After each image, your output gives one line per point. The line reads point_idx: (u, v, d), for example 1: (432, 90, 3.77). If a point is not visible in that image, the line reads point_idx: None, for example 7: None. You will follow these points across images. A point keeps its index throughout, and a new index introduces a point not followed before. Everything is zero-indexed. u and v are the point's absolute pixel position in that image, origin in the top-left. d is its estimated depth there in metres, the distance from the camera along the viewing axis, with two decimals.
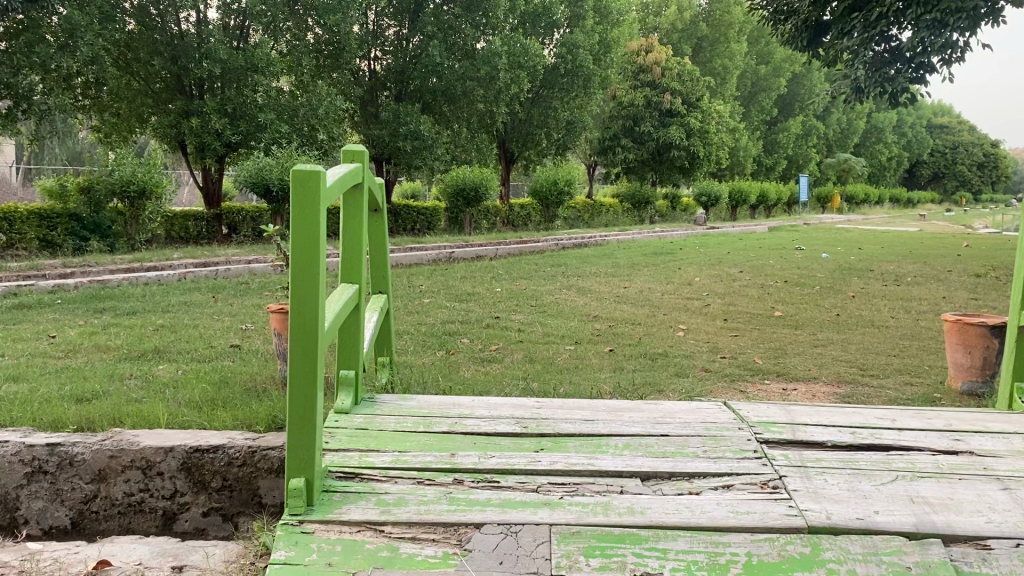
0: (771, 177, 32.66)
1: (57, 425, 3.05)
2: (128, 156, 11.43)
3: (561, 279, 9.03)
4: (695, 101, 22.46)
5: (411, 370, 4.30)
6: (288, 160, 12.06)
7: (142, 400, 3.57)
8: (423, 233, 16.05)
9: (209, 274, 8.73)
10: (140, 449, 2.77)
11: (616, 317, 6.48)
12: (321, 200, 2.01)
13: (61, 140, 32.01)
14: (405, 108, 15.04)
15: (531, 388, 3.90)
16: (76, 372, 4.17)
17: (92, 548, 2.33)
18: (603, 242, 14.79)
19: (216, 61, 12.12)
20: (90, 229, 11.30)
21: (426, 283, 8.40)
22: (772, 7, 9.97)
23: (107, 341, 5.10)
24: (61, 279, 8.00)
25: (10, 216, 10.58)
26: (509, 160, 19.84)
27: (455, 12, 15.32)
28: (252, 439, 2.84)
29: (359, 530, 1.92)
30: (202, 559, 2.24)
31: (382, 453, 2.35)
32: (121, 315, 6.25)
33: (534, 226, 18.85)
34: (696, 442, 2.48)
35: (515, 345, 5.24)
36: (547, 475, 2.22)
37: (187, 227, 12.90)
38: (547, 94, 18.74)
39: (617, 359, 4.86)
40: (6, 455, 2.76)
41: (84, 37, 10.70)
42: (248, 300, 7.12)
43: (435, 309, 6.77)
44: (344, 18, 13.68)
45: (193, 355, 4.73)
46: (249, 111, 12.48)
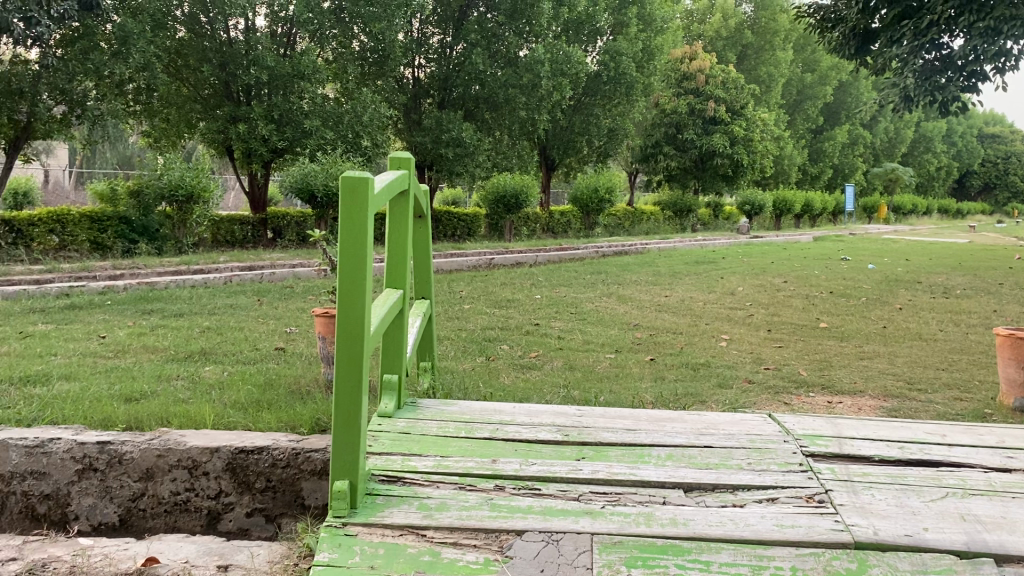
0: (815, 186, 32.26)
1: (107, 424, 3.12)
2: (177, 162, 11.69)
3: (601, 287, 9.01)
4: (740, 109, 22.21)
5: (452, 375, 4.33)
6: (334, 166, 12.20)
7: (189, 400, 3.63)
8: (463, 239, 16.08)
9: (254, 278, 8.86)
10: (187, 450, 2.82)
11: (658, 326, 6.45)
12: (369, 205, 2.03)
13: (111, 147, 32.86)
14: (446, 115, 15.14)
15: (572, 396, 3.89)
16: (125, 372, 4.26)
17: (141, 545, 2.36)
18: (644, 250, 14.74)
19: (265, 68, 12.37)
20: (139, 231, 11.50)
21: (467, 290, 8.45)
22: (819, 14, 9.94)
23: (153, 342, 5.20)
24: (110, 280, 8.17)
25: (63, 218, 10.91)
26: (550, 167, 19.91)
27: (499, 21, 15.46)
28: (296, 441, 2.88)
29: (401, 533, 1.93)
30: (246, 558, 2.26)
31: (424, 457, 2.36)
32: (168, 317, 6.37)
33: (574, 233, 18.89)
34: (740, 454, 2.45)
35: (555, 352, 5.24)
36: (589, 484, 2.22)
37: (233, 231, 13.13)
38: (589, 101, 18.71)
39: (657, 369, 4.82)
40: (58, 452, 2.82)
41: (137, 44, 11.00)
42: (292, 304, 7.20)
43: (476, 315, 6.80)
44: (389, 26, 13.76)
45: (239, 357, 4.80)
46: (296, 117, 12.73)
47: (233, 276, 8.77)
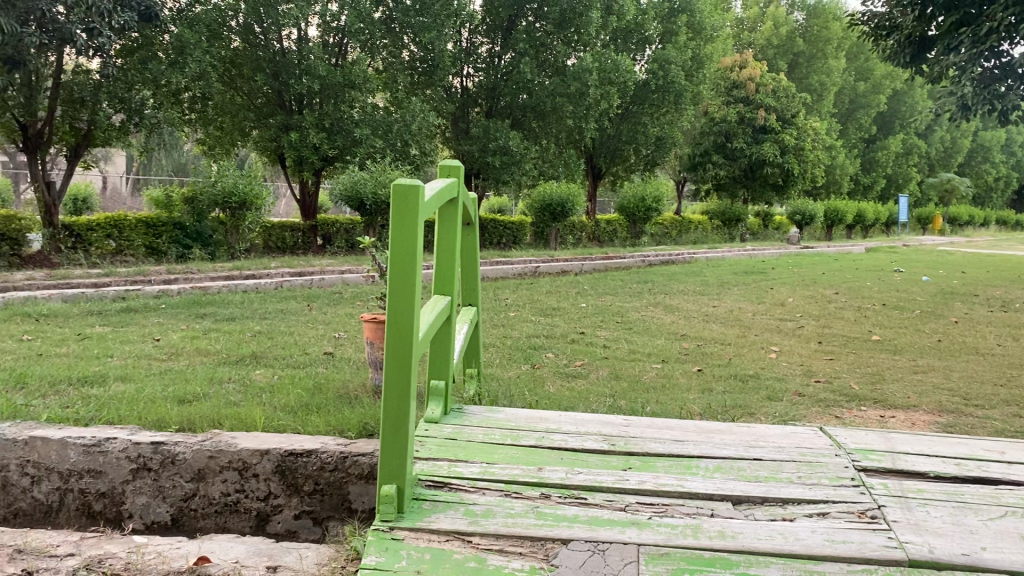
0: (868, 196, 31.68)
1: (161, 425, 3.19)
2: (231, 169, 11.93)
3: (648, 296, 8.95)
4: (791, 117, 21.90)
5: (498, 383, 4.34)
6: (382, 174, 12.34)
7: (240, 403, 3.70)
8: (509, 247, 16.08)
9: (303, 283, 8.98)
10: (238, 451, 2.87)
11: (706, 336, 6.38)
12: (419, 213, 2.07)
13: (168, 154, 33.79)
14: (494, 124, 15.24)
15: (618, 406, 3.87)
16: (179, 374, 4.35)
17: (192, 544, 2.40)
18: (691, 259, 14.61)
19: (316, 77, 12.60)
20: (193, 237, 11.74)
21: (512, 297, 8.47)
22: (873, 22, 9.80)
23: (206, 345, 5.31)
24: (164, 284, 8.36)
25: (120, 224, 11.20)
26: (596, 175, 19.89)
27: (547, 30, 15.52)
28: (344, 445, 2.91)
29: (447, 539, 1.94)
30: (295, 560, 2.29)
31: (470, 463, 2.37)
32: (221, 321, 6.50)
33: (620, 242, 18.83)
34: (790, 468, 2.42)
35: (600, 361, 5.22)
36: (636, 495, 2.20)
37: (284, 238, 13.35)
38: (637, 109, 18.62)
39: (706, 380, 4.77)
40: (114, 451, 2.88)
41: (193, 54, 11.28)
42: (340, 310, 7.29)
43: (521, 322, 6.81)
44: (439, 35, 13.87)
45: (289, 361, 4.88)
46: (346, 126, 12.94)
47: (283, 281, 8.91)
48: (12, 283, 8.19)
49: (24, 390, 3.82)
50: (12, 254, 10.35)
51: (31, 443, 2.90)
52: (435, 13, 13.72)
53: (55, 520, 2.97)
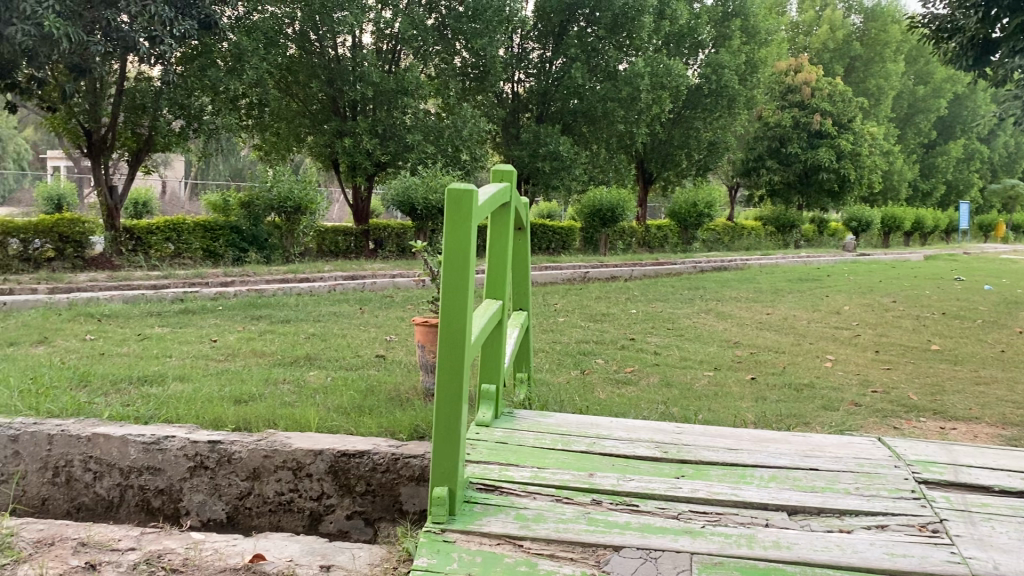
0: (927, 203, 30.95)
1: (218, 424, 3.25)
2: (286, 174, 12.12)
3: (699, 303, 8.87)
4: (848, 122, 21.49)
5: (548, 388, 4.33)
6: (434, 179, 12.44)
7: (295, 404, 3.76)
8: (558, 252, 16.04)
9: (356, 287, 9.09)
10: (292, 451, 2.93)
11: (759, 344, 6.29)
12: (472, 217, 2.08)
13: (225, 158, 34.56)
14: (545, 130, 15.26)
15: (670, 413, 3.84)
16: (234, 375, 4.43)
17: (249, 542, 2.44)
18: (744, 266, 14.43)
19: (370, 83, 12.78)
20: (249, 240, 11.97)
21: (562, 302, 8.47)
22: (934, 25, 9.59)
23: (261, 347, 5.41)
24: (222, 287, 8.55)
25: (179, 227, 11.48)
26: (647, 181, 19.77)
27: (599, 34, 15.45)
28: (396, 447, 2.95)
29: (499, 543, 1.94)
30: (348, 560, 2.31)
31: (521, 467, 2.38)
32: (275, 323, 6.61)
33: (671, 248, 18.72)
34: (847, 478, 2.37)
35: (651, 368, 5.19)
36: (688, 502, 2.18)
37: (337, 242, 13.52)
38: (689, 114, 18.47)
39: (759, 389, 4.69)
40: (172, 449, 2.95)
41: (251, 61, 11.49)
42: (392, 313, 7.36)
43: (571, 328, 6.79)
44: (490, 42, 13.93)
45: (341, 364, 4.94)
46: (398, 131, 13.11)
47: (336, 285, 9.03)
48: (77, 284, 8.45)
49: (89, 387, 3.93)
50: (76, 257, 10.73)
51: (94, 439, 2.98)
52: (487, 19, 13.73)
53: (116, 515, 3.04)
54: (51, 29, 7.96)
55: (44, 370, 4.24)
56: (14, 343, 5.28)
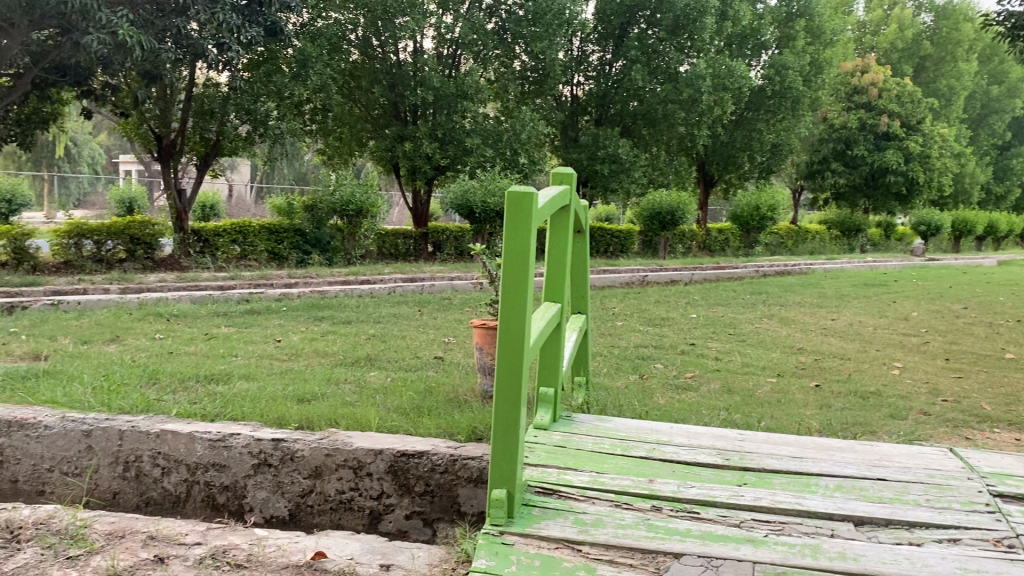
0: (1001, 205, 29.94)
1: (282, 422, 3.32)
2: (348, 178, 12.37)
3: (761, 307, 8.72)
4: (917, 124, 20.91)
5: (607, 392, 4.31)
6: (492, 183, 12.53)
7: (356, 403, 3.81)
8: (617, 255, 15.95)
9: (415, 289, 9.18)
10: (353, 450, 2.97)
11: (824, 350, 6.16)
12: (533, 221, 2.09)
13: (290, 162, 35.34)
14: (604, 133, 15.22)
15: (732, 419, 3.78)
16: (298, 375, 4.51)
17: (310, 540, 2.47)
18: (809, 270, 14.15)
19: (431, 88, 12.89)
20: (312, 243, 12.17)
21: (620, 306, 8.42)
22: (1009, 22, 9.24)
23: (323, 347, 5.49)
24: (286, 288, 8.72)
25: (244, 229, 11.76)
26: (708, 183, 19.56)
27: (660, 37, 15.31)
28: (454, 448, 2.97)
29: (557, 547, 1.93)
30: (408, 559, 2.33)
31: (579, 471, 2.36)
32: (337, 324, 6.72)
33: (732, 252, 18.47)
34: (917, 489, 2.30)
35: (712, 374, 5.12)
36: (751, 511, 2.14)
37: (397, 245, 13.67)
38: (752, 116, 18.20)
39: (824, 396, 4.59)
40: (238, 447, 3.02)
41: (315, 67, 11.61)
42: (450, 315, 7.41)
43: (630, 332, 6.74)
44: (550, 45, 13.92)
45: (401, 365, 4.99)
46: (458, 135, 13.18)
47: (396, 287, 9.12)
48: (147, 284, 8.72)
49: (157, 385, 4.05)
50: (146, 258, 11.08)
51: (163, 436, 3.06)
52: (547, 22, 13.74)
53: (182, 511, 3.11)
54: (125, 37, 8.20)
55: (116, 367, 4.37)
56: (88, 341, 5.46)
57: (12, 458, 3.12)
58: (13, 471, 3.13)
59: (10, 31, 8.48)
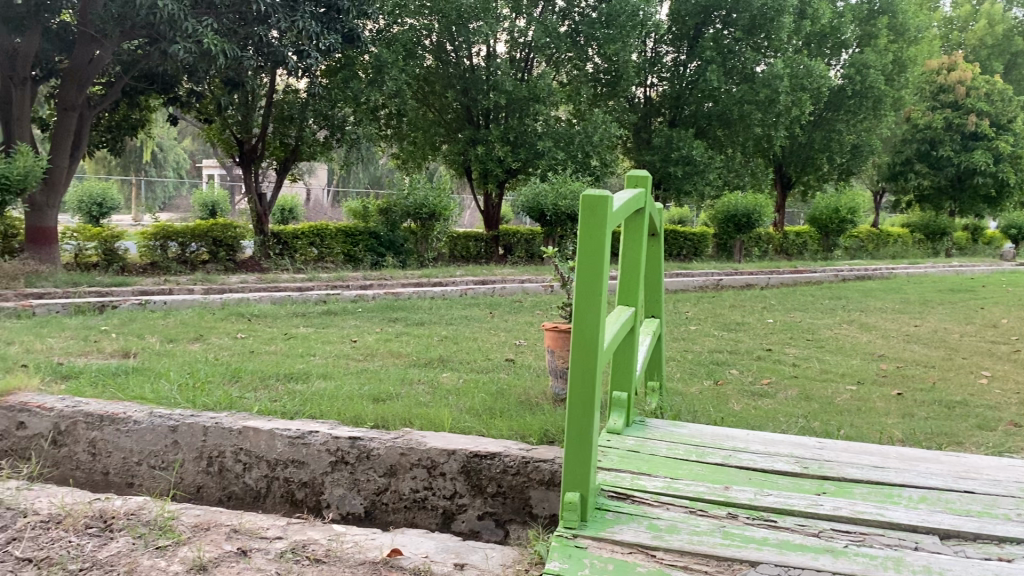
0: None
1: (358, 421, 3.38)
2: (421, 182, 12.53)
3: (841, 313, 8.50)
4: (1007, 123, 20.08)
5: (681, 398, 4.26)
6: (564, 185, 12.58)
7: (429, 403, 3.86)
8: (690, 259, 15.76)
9: (486, 292, 9.24)
10: (427, 450, 3.01)
11: (906, 358, 5.97)
12: (607, 224, 2.09)
13: (365, 166, 36.02)
14: (677, 134, 15.06)
15: (811, 427, 3.70)
16: (373, 374, 4.59)
17: (387, 537, 2.52)
18: (891, 275, 13.72)
19: (503, 92, 12.98)
20: (386, 246, 12.29)
21: (694, 310, 8.32)
22: None
23: (396, 348, 5.57)
24: (361, 290, 8.87)
25: (322, 232, 12.03)
26: (784, 185, 19.19)
27: (736, 36, 15.06)
28: (526, 451, 2.98)
29: (631, 551, 1.91)
30: (481, 559, 2.36)
31: (653, 477, 2.35)
32: (411, 325, 6.81)
33: (810, 255, 18.08)
34: (1007, 503, 2.22)
35: (789, 380, 5.02)
36: (830, 521, 2.09)
37: (468, 247, 13.79)
38: (831, 116, 17.75)
39: (907, 405, 4.45)
40: (317, 444, 3.10)
41: (390, 73, 11.81)
42: (521, 318, 7.42)
43: (704, 337, 6.66)
44: (623, 47, 13.83)
45: (472, 366, 5.03)
46: (529, 138, 13.23)
47: (468, 289, 9.20)
48: (229, 285, 9.03)
49: (240, 383, 4.18)
50: (228, 259, 11.43)
51: (245, 432, 3.15)
52: (620, 24, 13.69)
53: (262, 505, 3.19)
54: (210, 46, 8.44)
55: (201, 365, 4.52)
56: (173, 340, 5.66)
57: (103, 451, 3.25)
58: (105, 463, 3.25)
59: (103, 41, 8.89)
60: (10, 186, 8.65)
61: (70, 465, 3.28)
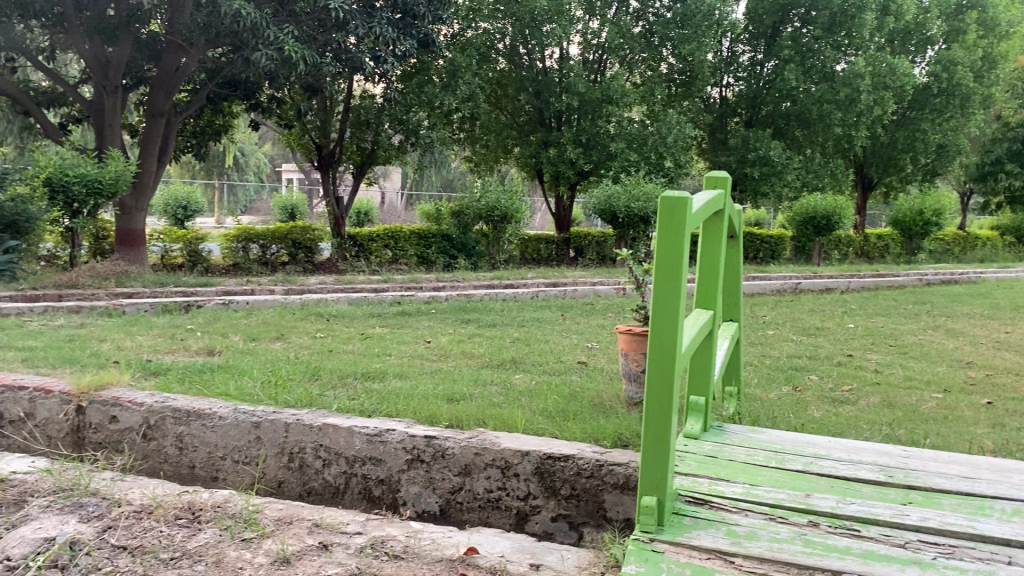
0: None
1: (432, 420, 3.43)
2: (493, 184, 12.58)
3: (926, 318, 8.22)
4: None
5: (759, 403, 4.18)
6: (636, 188, 12.51)
7: (503, 405, 3.89)
8: (767, 262, 15.47)
9: (558, 294, 9.24)
10: (501, 450, 3.03)
11: (997, 365, 5.73)
12: (686, 226, 2.07)
13: (438, 169, 36.44)
14: (754, 135, 14.82)
15: (895, 436, 3.59)
16: (447, 375, 4.64)
17: (463, 535, 2.55)
18: (979, 279, 13.19)
19: (576, 94, 12.96)
20: (458, 248, 12.48)
21: (772, 314, 8.16)
22: None
23: (470, 349, 5.62)
24: (435, 292, 8.98)
25: (396, 235, 12.21)
26: (866, 187, 18.70)
27: (816, 34, 14.72)
28: (600, 454, 2.98)
29: (709, 557, 1.89)
30: (557, 560, 2.36)
31: (732, 482, 2.32)
32: (484, 327, 6.86)
33: (892, 258, 17.55)
34: None
35: (871, 387, 4.88)
36: (917, 532, 2.03)
37: (539, 250, 13.80)
38: (915, 115, 17.20)
39: (997, 415, 4.27)
40: (393, 442, 3.15)
41: (464, 76, 11.90)
42: (594, 320, 7.40)
43: (781, 342, 6.53)
44: (699, 46, 13.66)
45: (545, 368, 5.04)
46: (602, 140, 13.17)
47: (540, 291, 9.22)
48: (307, 286, 9.25)
49: (319, 381, 4.28)
50: (307, 261, 11.69)
51: (324, 429, 3.23)
52: (696, 24, 13.56)
53: (340, 502, 3.25)
54: (291, 53, 8.65)
55: (282, 364, 4.64)
56: (255, 338, 5.82)
57: (190, 445, 3.36)
58: (190, 457, 3.36)
59: (189, 50, 9.20)
60: (103, 190, 9.07)
61: (159, 458, 3.41)
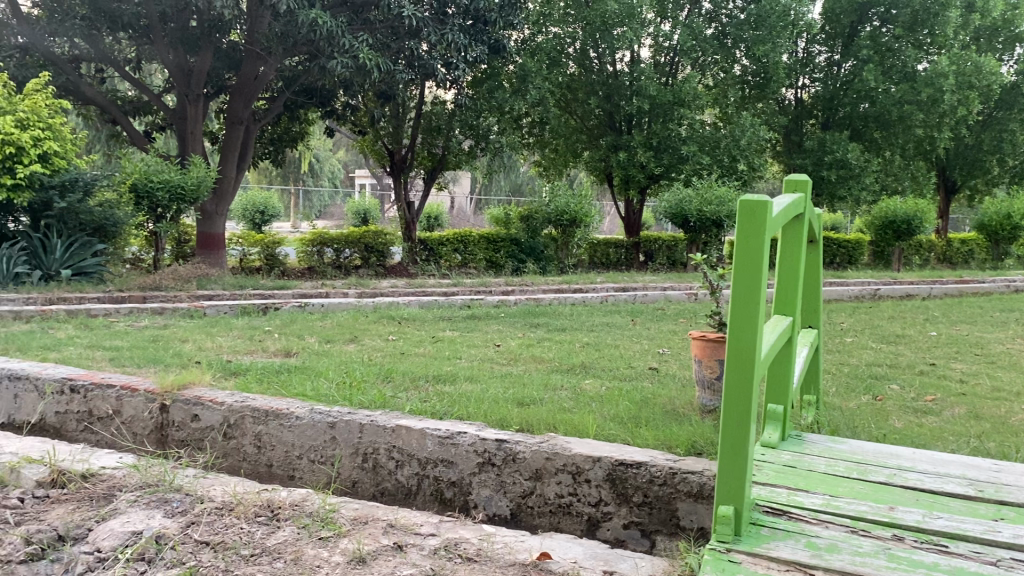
0: None
1: (503, 424, 3.45)
2: (562, 189, 12.57)
3: (1013, 326, 7.89)
4: None
5: (838, 413, 4.08)
6: (708, 192, 12.34)
7: (573, 410, 3.88)
8: (843, 267, 15.08)
9: (628, 299, 9.18)
10: (572, 456, 3.02)
11: None
12: (766, 229, 2.02)
13: (509, 173, 36.59)
14: (830, 137, 14.49)
15: (983, 448, 3.45)
16: (517, 378, 4.65)
17: (535, 540, 2.55)
18: None
19: (647, 97, 12.86)
20: (527, 252, 12.50)
21: (849, 321, 7.95)
22: None
23: (539, 353, 5.62)
24: (504, 296, 9.01)
25: (466, 239, 12.30)
26: (949, 190, 18.06)
27: (896, 33, 14.34)
28: (673, 461, 2.94)
29: (788, 569, 1.84)
30: (631, 567, 2.35)
31: (811, 493, 2.26)
32: (553, 331, 6.85)
33: (976, 264, 16.93)
34: None
35: (955, 397, 4.70)
36: (1009, 549, 1.95)
37: (608, 254, 13.72)
38: (1003, 115, 16.56)
39: None
40: (465, 444, 3.17)
41: (534, 81, 11.90)
42: (665, 326, 7.32)
43: (860, 349, 6.35)
44: (773, 47, 13.41)
45: (615, 373, 5.01)
46: (673, 143, 13.03)
47: (609, 295, 9.17)
48: (380, 289, 9.38)
49: (391, 383, 4.33)
50: (378, 265, 11.88)
51: (397, 431, 3.27)
52: (771, 24, 13.31)
53: (413, 502, 3.28)
54: (366, 61, 8.83)
55: (356, 365, 4.72)
56: (329, 340, 5.93)
57: (268, 444, 3.45)
58: (268, 455, 3.44)
59: (267, 58, 9.45)
60: (185, 197, 9.51)
61: (237, 456, 3.50)
